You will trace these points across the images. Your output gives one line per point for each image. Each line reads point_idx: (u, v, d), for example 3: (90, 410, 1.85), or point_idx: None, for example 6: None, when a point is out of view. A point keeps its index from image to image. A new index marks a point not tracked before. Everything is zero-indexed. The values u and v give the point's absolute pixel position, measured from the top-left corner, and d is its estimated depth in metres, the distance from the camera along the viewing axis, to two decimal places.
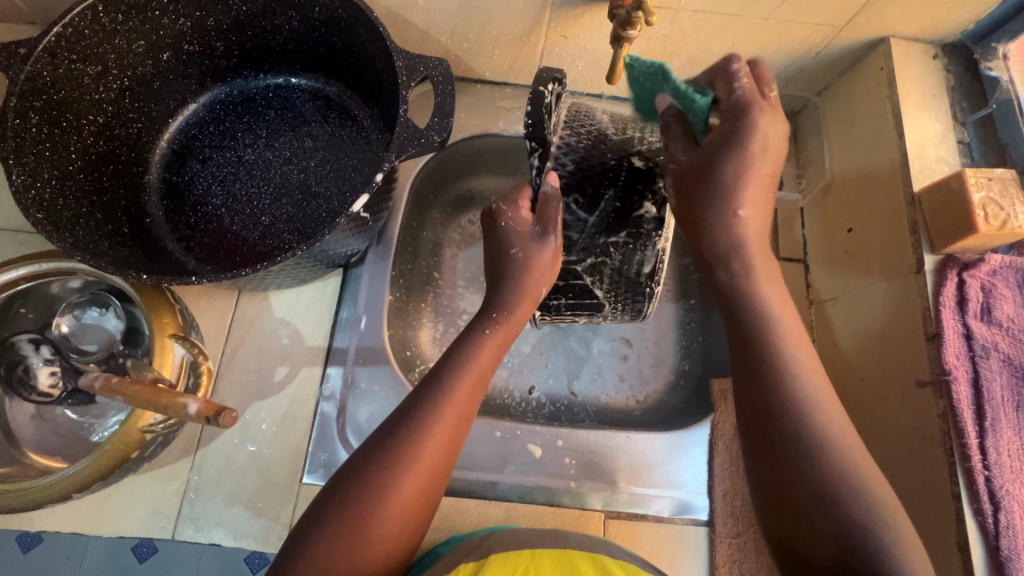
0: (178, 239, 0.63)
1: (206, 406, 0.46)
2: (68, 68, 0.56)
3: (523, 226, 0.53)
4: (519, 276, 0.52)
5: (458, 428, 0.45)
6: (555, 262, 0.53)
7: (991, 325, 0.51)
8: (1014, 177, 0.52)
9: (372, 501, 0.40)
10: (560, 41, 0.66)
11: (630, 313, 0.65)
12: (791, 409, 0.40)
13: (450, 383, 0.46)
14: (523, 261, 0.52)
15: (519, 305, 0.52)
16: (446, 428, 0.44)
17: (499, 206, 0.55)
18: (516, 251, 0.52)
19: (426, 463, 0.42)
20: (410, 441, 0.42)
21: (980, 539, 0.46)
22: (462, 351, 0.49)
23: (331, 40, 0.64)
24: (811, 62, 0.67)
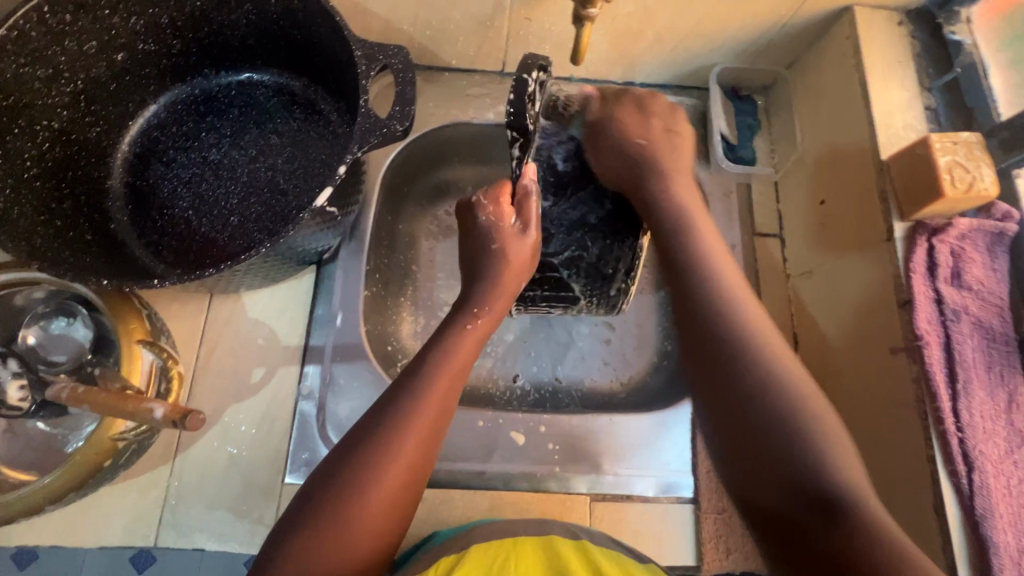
0: (145, 243, 0.62)
1: (173, 409, 0.45)
2: (16, 72, 0.55)
3: (505, 221, 0.53)
4: (499, 271, 0.52)
5: (434, 428, 0.44)
6: (532, 256, 0.54)
7: (962, 289, 0.51)
8: (979, 140, 0.52)
9: (352, 498, 0.40)
10: (524, 24, 0.65)
11: (605, 307, 0.66)
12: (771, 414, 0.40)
13: (423, 383, 0.45)
14: (502, 254, 0.52)
15: (497, 300, 0.52)
16: (425, 421, 0.43)
17: (479, 199, 0.54)
18: (495, 244, 0.53)
19: (401, 461, 0.41)
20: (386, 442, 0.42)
21: (956, 501, 0.47)
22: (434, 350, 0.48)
23: (290, 32, 0.62)
24: (778, 34, 0.66)
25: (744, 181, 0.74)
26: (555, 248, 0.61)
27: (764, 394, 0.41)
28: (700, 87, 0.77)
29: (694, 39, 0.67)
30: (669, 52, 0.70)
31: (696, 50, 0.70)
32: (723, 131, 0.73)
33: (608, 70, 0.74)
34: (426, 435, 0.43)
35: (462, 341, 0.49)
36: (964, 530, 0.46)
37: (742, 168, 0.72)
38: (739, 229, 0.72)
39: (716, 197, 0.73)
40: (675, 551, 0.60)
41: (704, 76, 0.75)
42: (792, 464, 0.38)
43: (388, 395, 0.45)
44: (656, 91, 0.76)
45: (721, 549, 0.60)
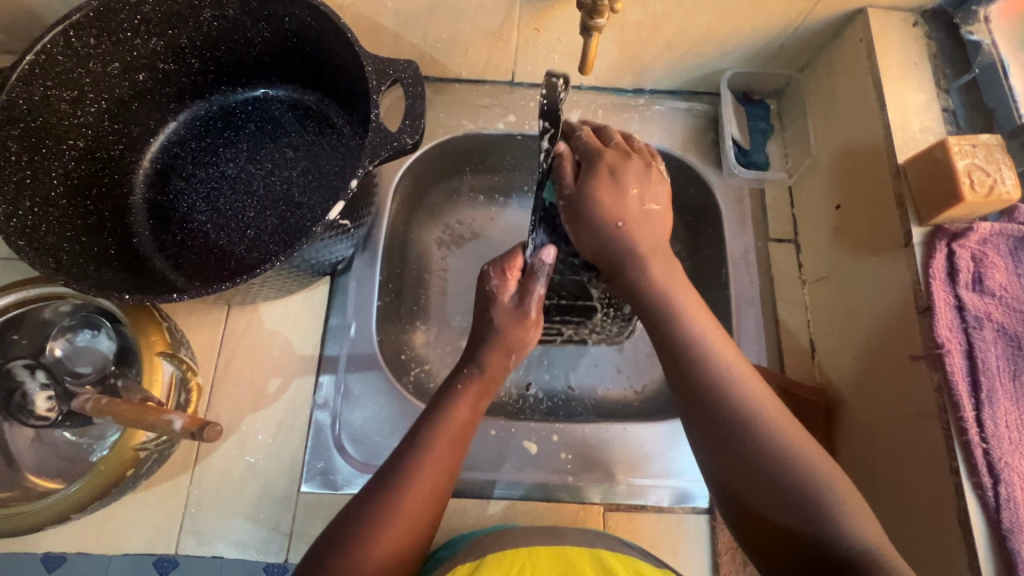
0: (166, 256, 0.64)
1: (191, 421, 0.46)
2: (44, 95, 0.57)
3: (506, 296, 0.52)
4: (492, 341, 0.51)
5: (427, 510, 0.45)
6: (533, 329, 0.52)
7: (984, 295, 0.50)
8: (1000, 142, 0.51)
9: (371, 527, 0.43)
10: (533, 35, 0.66)
11: (617, 325, 0.72)
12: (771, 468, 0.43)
13: (431, 428, 0.47)
14: (493, 328, 0.51)
15: (491, 362, 0.50)
16: (435, 459, 0.46)
17: (488, 270, 0.54)
18: (494, 318, 0.51)
19: (409, 512, 0.44)
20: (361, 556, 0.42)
21: (981, 513, 0.45)
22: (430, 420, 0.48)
23: (304, 49, 0.64)
24: (789, 38, 0.66)
25: (757, 185, 0.73)
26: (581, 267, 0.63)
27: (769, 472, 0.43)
28: (711, 93, 0.77)
29: (703, 45, 0.67)
30: (679, 59, 0.70)
31: (707, 57, 0.69)
32: (735, 135, 0.72)
33: (619, 78, 0.74)
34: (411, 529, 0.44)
35: (462, 403, 0.49)
36: (991, 545, 0.45)
37: (753, 173, 0.72)
38: (753, 235, 0.71)
39: (729, 202, 0.72)
40: (691, 562, 0.59)
41: (715, 82, 0.74)
42: (782, 498, 0.42)
43: (377, 481, 0.45)
44: (667, 98, 0.76)
45: (739, 560, 0.59)
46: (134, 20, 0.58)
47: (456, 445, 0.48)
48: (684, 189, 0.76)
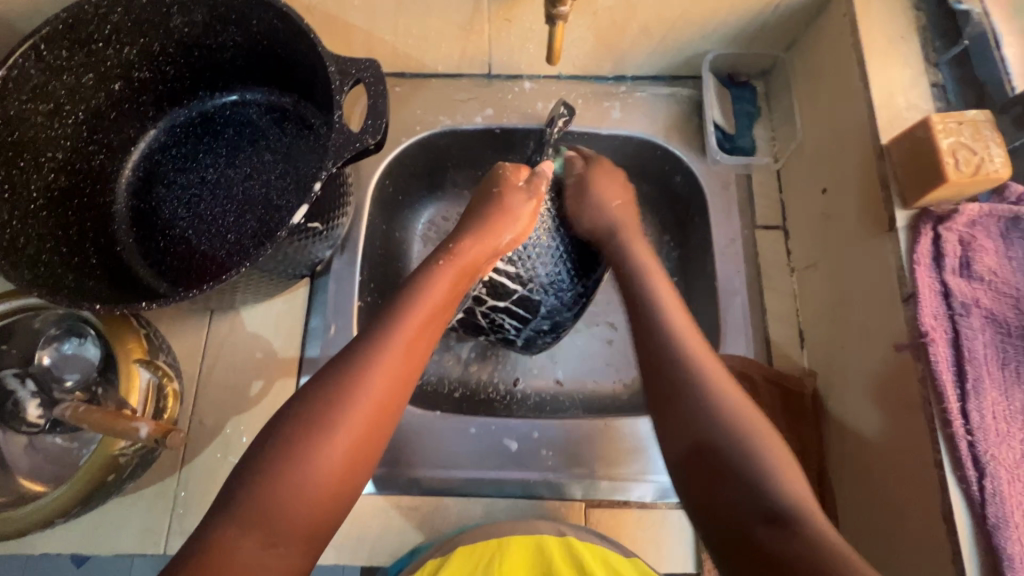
0: (149, 263, 0.65)
1: (157, 428, 0.50)
2: (19, 109, 0.58)
3: (515, 177, 0.58)
4: (492, 210, 0.56)
5: (411, 361, 0.46)
6: (530, 216, 0.57)
7: (972, 280, 0.48)
8: (989, 118, 0.48)
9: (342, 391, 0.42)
10: (504, 25, 0.65)
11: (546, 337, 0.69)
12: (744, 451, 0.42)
13: (405, 306, 0.48)
14: (500, 196, 0.56)
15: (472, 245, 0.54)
16: (413, 325, 0.47)
17: (502, 165, 0.60)
18: (497, 189, 0.57)
19: (387, 369, 0.44)
20: (341, 401, 0.42)
21: (966, 509, 0.43)
22: (403, 299, 0.49)
23: (274, 51, 0.64)
24: (772, 15, 0.63)
25: (743, 171, 0.71)
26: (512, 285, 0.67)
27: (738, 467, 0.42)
28: (695, 77, 0.74)
29: (682, 27, 0.65)
30: (658, 43, 0.67)
31: (687, 39, 0.67)
32: (717, 120, 0.71)
33: (598, 65, 0.72)
34: (393, 383, 0.44)
35: (438, 280, 0.51)
36: (977, 543, 0.43)
37: (739, 159, 0.70)
38: (739, 222, 0.69)
39: (714, 189, 0.70)
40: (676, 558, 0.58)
41: (699, 65, 0.72)
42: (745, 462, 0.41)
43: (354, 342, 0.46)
44: (649, 83, 0.74)
45: None
46: (104, 30, 0.58)
47: (432, 317, 0.49)
48: (670, 177, 0.74)
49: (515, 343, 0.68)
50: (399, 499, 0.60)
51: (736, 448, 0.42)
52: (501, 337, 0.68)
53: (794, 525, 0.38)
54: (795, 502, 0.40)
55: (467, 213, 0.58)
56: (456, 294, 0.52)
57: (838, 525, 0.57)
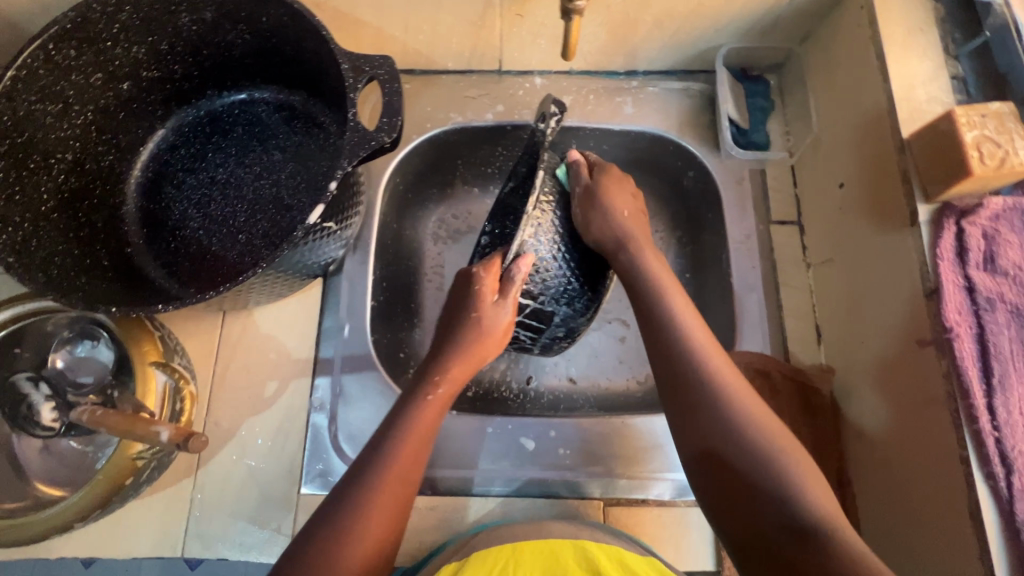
0: (160, 264, 0.64)
1: (177, 432, 0.49)
2: (28, 109, 0.57)
3: (489, 282, 0.49)
4: (471, 328, 0.50)
5: (405, 494, 0.46)
6: (509, 325, 0.51)
7: (996, 275, 0.47)
8: (1012, 111, 0.47)
9: (342, 536, 0.42)
10: (517, 21, 0.64)
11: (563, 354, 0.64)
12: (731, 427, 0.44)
13: (399, 432, 0.47)
14: (478, 319, 0.49)
15: (464, 356, 0.50)
16: (409, 452, 0.46)
17: (474, 267, 0.50)
18: (475, 304, 0.49)
19: (382, 506, 0.44)
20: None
21: (993, 505, 0.43)
22: (383, 437, 0.47)
23: (284, 49, 0.63)
24: (787, 8, 0.63)
25: (757, 166, 0.70)
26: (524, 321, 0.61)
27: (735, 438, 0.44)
28: (707, 71, 0.73)
29: (696, 21, 0.64)
30: (671, 37, 0.67)
31: (700, 33, 0.66)
32: (730, 115, 0.70)
33: (610, 60, 0.71)
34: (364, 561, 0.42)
35: (418, 415, 0.48)
36: (1005, 539, 0.42)
37: (753, 154, 0.69)
38: (754, 218, 0.69)
39: (728, 185, 0.70)
40: (695, 556, 0.58)
41: (711, 59, 0.71)
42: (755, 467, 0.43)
43: (345, 481, 0.45)
44: (661, 78, 0.73)
45: None
46: (112, 29, 0.58)
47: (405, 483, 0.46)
48: (683, 173, 0.74)
49: (532, 347, 0.63)
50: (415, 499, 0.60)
51: (748, 455, 0.43)
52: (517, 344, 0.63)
53: (816, 537, 0.39)
54: (782, 497, 0.41)
55: (444, 322, 0.52)
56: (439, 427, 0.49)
57: (860, 520, 0.57)
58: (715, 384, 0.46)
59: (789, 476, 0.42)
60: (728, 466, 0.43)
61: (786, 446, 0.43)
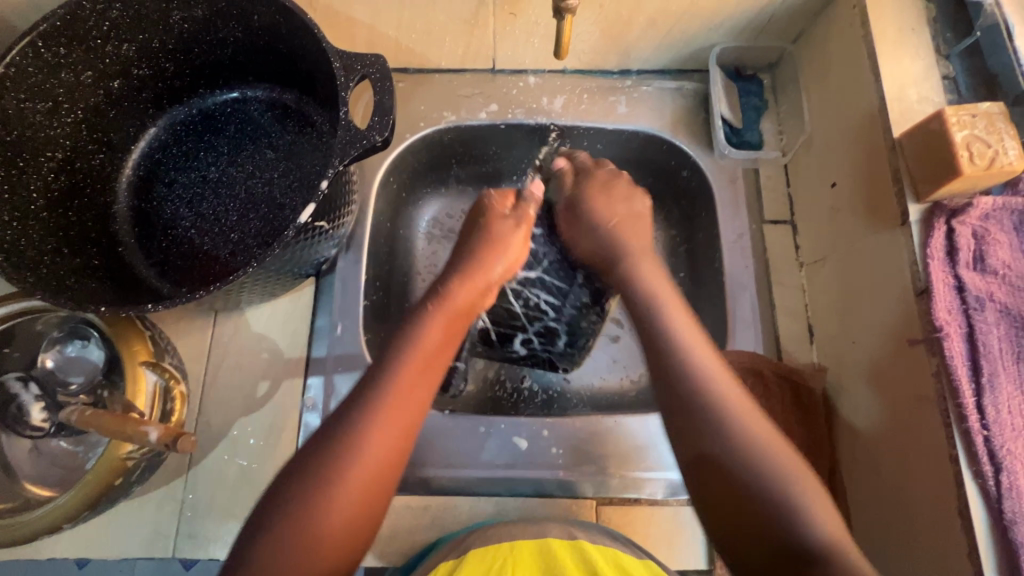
0: (152, 264, 0.64)
1: (166, 432, 0.49)
2: (17, 107, 0.57)
3: (501, 204, 0.58)
4: (482, 242, 0.55)
5: (405, 418, 0.43)
6: (523, 244, 0.57)
7: (986, 275, 0.47)
8: (1003, 111, 0.47)
9: (334, 468, 0.40)
10: (510, 19, 0.64)
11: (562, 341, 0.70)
12: (758, 471, 0.41)
13: (395, 359, 0.45)
14: (487, 225, 0.56)
15: (465, 285, 0.52)
16: (407, 378, 0.44)
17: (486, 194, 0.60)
18: (484, 218, 0.57)
19: (379, 436, 0.41)
20: (344, 455, 0.40)
21: (982, 503, 0.43)
22: (402, 339, 0.47)
23: (275, 46, 0.63)
24: (780, 7, 0.63)
25: (750, 165, 0.71)
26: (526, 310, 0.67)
27: (745, 456, 0.41)
28: (701, 70, 0.74)
29: (689, 20, 0.64)
30: (664, 36, 0.67)
31: (693, 33, 0.66)
32: (724, 114, 0.70)
33: (603, 59, 0.71)
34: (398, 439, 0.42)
35: (429, 324, 0.48)
36: (994, 538, 0.43)
37: (746, 153, 0.69)
38: (747, 217, 0.69)
39: (722, 184, 0.70)
40: (687, 554, 0.58)
41: (705, 59, 0.71)
42: (751, 487, 0.41)
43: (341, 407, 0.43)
44: (655, 77, 0.73)
45: None
46: (102, 26, 0.57)
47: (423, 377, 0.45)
48: (676, 173, 0.74)
49: (557, 343, 0.68)
50: (408, 499, 0.60)
51: (756, 474, 0.41)
52: (542, 335, 0.68)
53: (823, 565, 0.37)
54: (793, 508, 0.40)
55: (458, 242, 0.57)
56: (454, 335, 0.50)
57: (852, 519, 0.57)
58: (708, 391, 0.44)
59: (761, 469, 0.41)
60: (718, 467, 0.42)
61: (781, 459, 0.41)
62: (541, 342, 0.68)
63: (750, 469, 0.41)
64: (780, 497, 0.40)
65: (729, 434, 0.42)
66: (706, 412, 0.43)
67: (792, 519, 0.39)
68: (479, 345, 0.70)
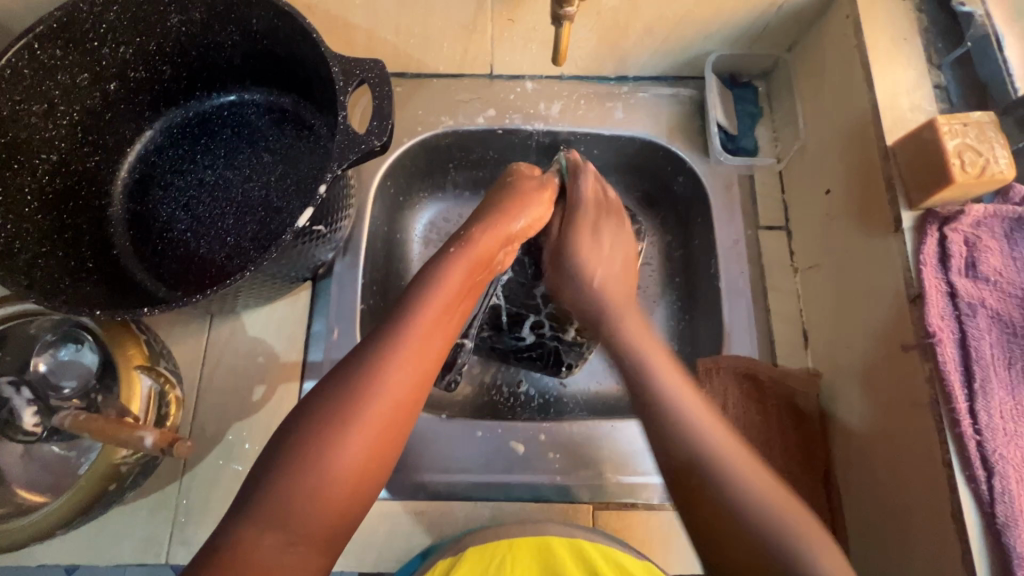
0: (147, 267, 0.64)
1: (161, 437, 0.50)
2: (12, 109, 0.56)
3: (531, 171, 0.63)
4: (508, 194, 0.59)
5: (430, 349, 0.46)
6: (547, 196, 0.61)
7: (978, 281, 0.48)
8: (993, 120, 0.48)
9: (361, 388, 0.41)
10: (508, 25, 0.64)
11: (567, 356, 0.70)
12: (718, 476, 0.42)
13: (420, 295, 0.48)
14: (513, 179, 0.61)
15: (484, 235, 0.55)
16: (430, 314, 0.47)
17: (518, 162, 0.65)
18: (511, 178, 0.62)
19: (406, 359, 0.44)
20: (371, 373, 0.42)
21: (975, 507, 0.44)
22: (427, 279, 0.50)
23: (274, 50, 0.63)
24: (775, 16, 0.63)
25: (746, 171, 0.71)
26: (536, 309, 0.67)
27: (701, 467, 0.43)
28: (696, 77, 0.74)
29: (685, 27, 0.65)
30: (661, 43, 0.67)
31: (690, 40, 0.67)
32: (720, 121, 0.71)
33: (600, 65, 0.71)
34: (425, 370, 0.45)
35: (453, 267, 0.51)
36: (987, 542, 0.43)
37: (742, 160, 0.70)
38: (742, 223, 0.69)
39: (717, 190, 0.70)
40: (684, 560, 0.58)
41: (700, 66, 0.72)
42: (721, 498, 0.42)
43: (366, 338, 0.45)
44: (652, 84, 0.74)
45: None
46: (99, 28, 0.57)
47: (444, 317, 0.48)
48: (672, 178, 0.74)
49: (568, 331, 0.67)
50: (403, 504, 0.59)
51: (720, 481, 0.42)
52: (554, 319, 0.68)
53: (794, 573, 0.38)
54: (750, 517, 0.40)
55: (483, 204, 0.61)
56: (473, 283, 0.53)
57: (847, 524, 0.57)
58: (665, 395, 0.47)
59: (757, 507, 0.41)
60: (692, 479, 0.43)
61: (741, 464, 0.43)
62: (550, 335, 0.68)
63: (711, 482, 0.42)
64: (756, 520, 0.40)
65: (685, 440, 0.44)
66: (673, 421, 0.45)
67: (755, 514, 0.40)
68: (488, 332, 0.70)
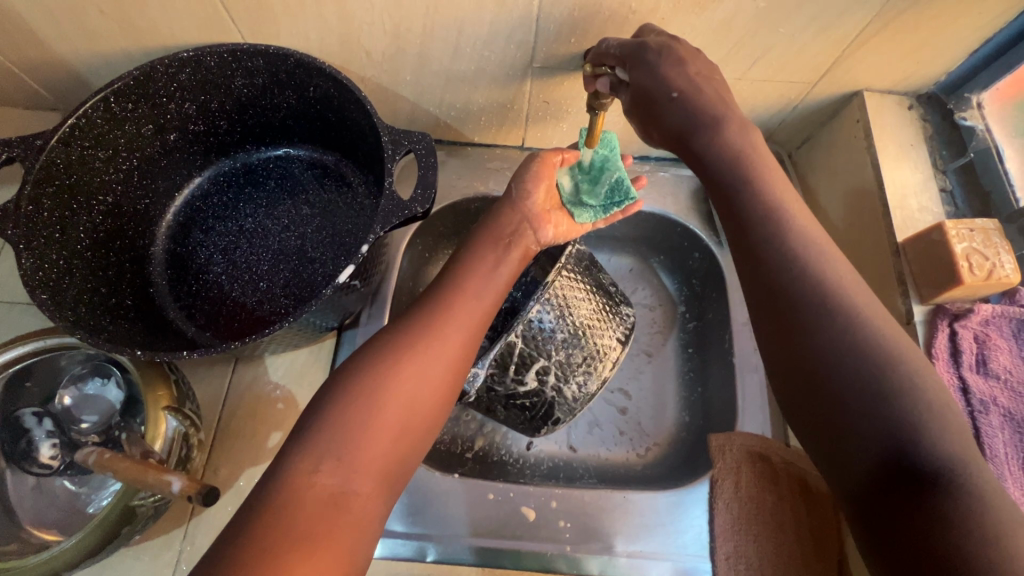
0: (180, 305, 0.66)
1: (191, 484, 0.51)
2: (80, 155, 0.60)
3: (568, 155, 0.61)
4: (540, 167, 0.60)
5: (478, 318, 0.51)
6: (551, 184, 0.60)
7: (989, 378, 0.51)
8: (997, 227, 0.52)
9: (421, 344, 0.47)
10: (543, 106, 0.69)
11: (546, 424, 0.64)
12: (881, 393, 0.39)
13: (468, 273, 0.53)
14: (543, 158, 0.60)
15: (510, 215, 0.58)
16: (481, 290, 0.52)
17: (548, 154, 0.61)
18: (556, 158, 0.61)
19: (460, 328, 0.49)
20: (428, 335, 0.47)
21: None
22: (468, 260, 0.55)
23: (326, 115, 0.68)
24: (789, 115, 0.68)
25: None
26: (540, 368, 0.60)
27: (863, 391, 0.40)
28: None
29: None
30: None
31: None
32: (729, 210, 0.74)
33: (625, 145, 0.76)
34: (460, 350, 0.48)
35: (486, 249, 0.56)
36: None
37: None
38: None
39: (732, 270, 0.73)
40: None
41: None
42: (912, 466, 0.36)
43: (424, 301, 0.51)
44: (671, 165, 0.78)
45: None
46: (171, 87, 0.61)
47: (471, 302, 0.51)
48: (688, 253, 0.78)
49: (569, 385, 0.62)
50: (413, 565, 0.59)
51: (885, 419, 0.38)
52: (560, 369, 0.60)
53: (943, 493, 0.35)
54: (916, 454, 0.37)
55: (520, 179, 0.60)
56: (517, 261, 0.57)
57: None
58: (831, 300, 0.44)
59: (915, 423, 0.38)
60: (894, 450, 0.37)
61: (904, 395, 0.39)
62: (536, 404, 0.62)
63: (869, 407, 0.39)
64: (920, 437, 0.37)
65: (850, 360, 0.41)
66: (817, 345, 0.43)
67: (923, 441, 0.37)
68: (492, 370, 0.58)
